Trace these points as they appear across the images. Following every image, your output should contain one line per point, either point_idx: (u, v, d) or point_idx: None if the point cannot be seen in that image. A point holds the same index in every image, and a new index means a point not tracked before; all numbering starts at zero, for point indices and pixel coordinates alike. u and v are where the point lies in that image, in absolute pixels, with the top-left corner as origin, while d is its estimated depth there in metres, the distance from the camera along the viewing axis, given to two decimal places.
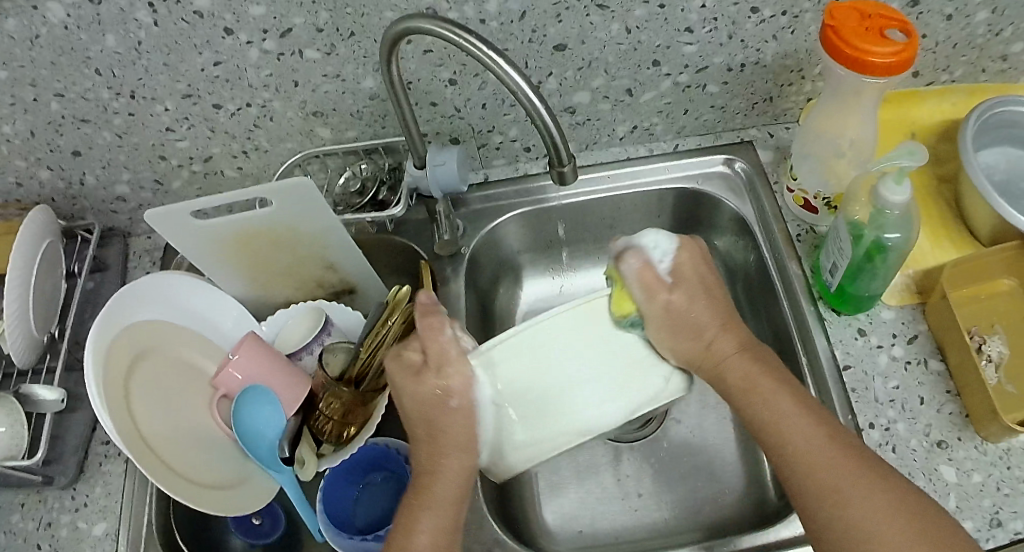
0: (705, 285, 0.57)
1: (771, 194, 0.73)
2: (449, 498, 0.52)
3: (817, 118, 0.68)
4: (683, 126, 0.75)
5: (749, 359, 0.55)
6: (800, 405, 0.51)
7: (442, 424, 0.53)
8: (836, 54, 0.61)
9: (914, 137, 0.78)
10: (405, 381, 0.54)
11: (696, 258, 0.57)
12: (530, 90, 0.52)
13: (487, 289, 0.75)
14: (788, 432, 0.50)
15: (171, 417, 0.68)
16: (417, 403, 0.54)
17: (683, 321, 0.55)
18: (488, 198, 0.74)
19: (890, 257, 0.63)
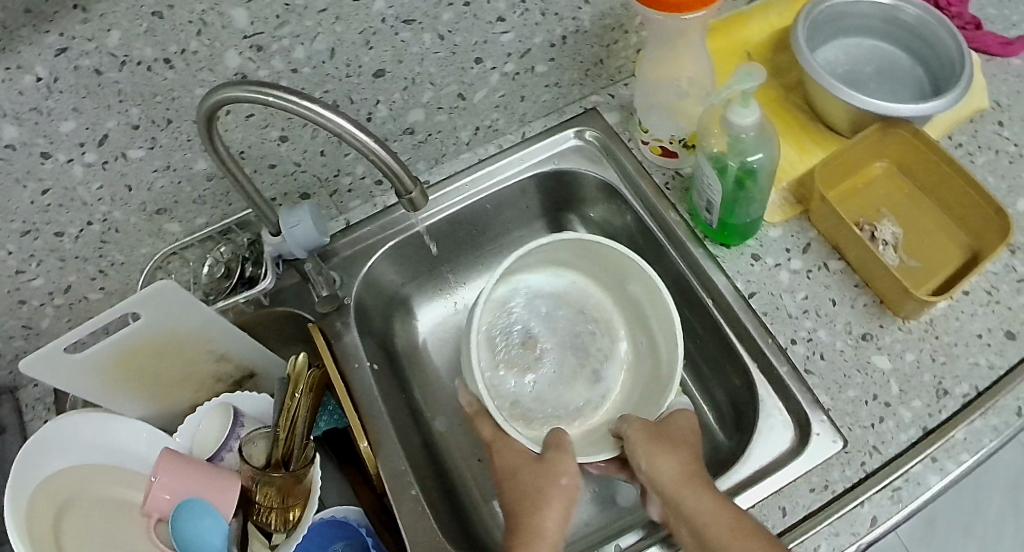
0: (681, 446, 0.61)
1: (629, 153, 0.74)
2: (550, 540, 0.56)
3: (651, 69, 0.69)
4: (524, 112, 0.76)
5: (717, 500, 0.56)
6: (748, 532, 0.53)
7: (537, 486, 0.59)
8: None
9: (750, 56, 0.80)
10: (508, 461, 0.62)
11: (678, 443, 0.62)
12: (354, 128, 0.52)
13: (382, 331, 0.75)
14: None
15: None
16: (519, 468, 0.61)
17: (662, 441, 0.62)
18: (355, 241, 0.72)
19: (760, 178, 0.65)
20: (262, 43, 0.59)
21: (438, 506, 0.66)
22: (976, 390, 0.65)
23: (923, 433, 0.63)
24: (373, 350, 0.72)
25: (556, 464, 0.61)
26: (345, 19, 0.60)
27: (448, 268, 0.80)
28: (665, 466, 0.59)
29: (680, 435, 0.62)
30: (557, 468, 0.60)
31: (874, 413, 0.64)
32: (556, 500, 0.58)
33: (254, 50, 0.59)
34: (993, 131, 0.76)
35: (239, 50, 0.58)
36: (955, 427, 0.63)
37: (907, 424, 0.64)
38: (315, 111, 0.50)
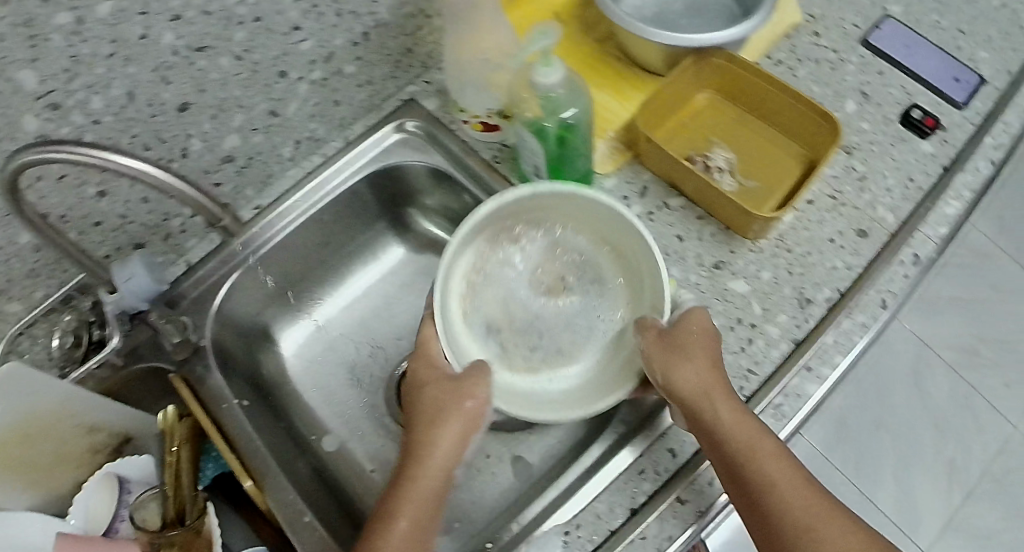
0: (709, 350, 0.60)
1: (451, 135, 0.74)
2: (431, 487, 0.58)
3: (454, 45, 0.69)
4: (342, 116, 0.78)
5: (737, 413, 0.57)
6: (772, 442, 0.57)
7: (443, 420, 0.60)
8: None
9: (560, 16, 0.79)
10: (445, 394, 0.61)
11: (704, 347, 0.60)
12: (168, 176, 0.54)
13: (250, 367, 0.75)
14: (767, 471, 0.56)
15: None
16: (433, 393, 0.62)
17: (686, 362, 0.58)
18: (199, 281, 0.72)
19: (579, 133, 0.66)
20: (58, 100, 0.56)
21: (335, 527, 0.66)
22: (838, 293, 0.67)
23: (792, 346, 0.65)
24: (240, 383, 0.72)
25: (468, 388, 0.61)
26: (137, 58, 0.59)
27: (306, 288, 0.79)
28: (706, 367, 0.59)
29: (696, 345, 0.60)
30: (466, 391, 0.61)
31: (742, 337, 0.65)
32: (461, 422, 0.60)
33: (51, 109, 0.57)
34: (810, 41, 0.78)
35: (36, 113, 0.56)
36: (823, 333, 0.65)
37: (776, 340, 0.65)
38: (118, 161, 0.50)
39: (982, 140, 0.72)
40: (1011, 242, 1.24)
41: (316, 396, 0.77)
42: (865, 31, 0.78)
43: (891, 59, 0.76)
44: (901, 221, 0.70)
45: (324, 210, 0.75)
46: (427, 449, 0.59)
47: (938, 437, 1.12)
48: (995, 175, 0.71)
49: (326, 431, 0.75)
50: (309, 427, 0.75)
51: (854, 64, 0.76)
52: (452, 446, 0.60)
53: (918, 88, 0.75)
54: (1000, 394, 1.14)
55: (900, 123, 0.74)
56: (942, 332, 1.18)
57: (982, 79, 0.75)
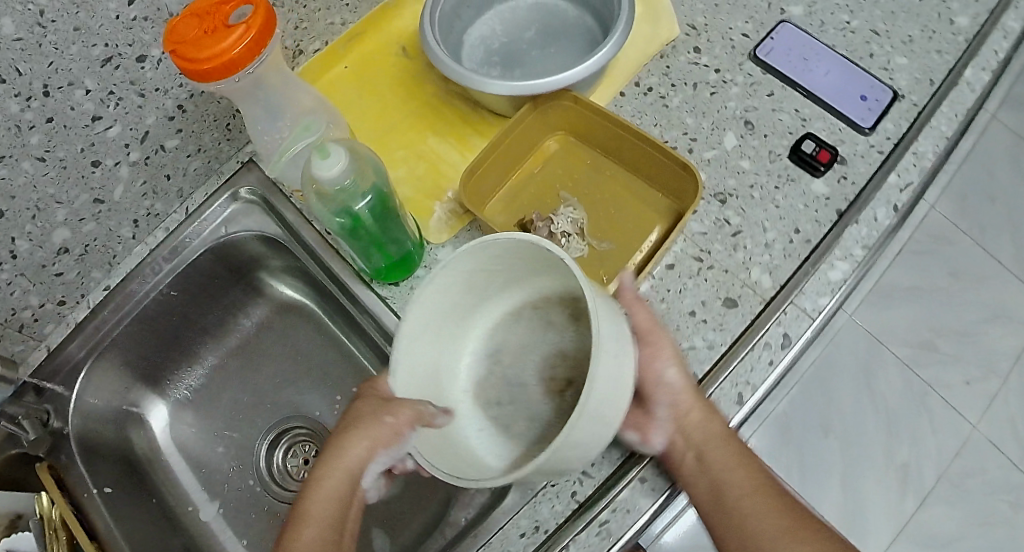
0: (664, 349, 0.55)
1: (285, 202, 0.67)
2: (331, 501, 0.49)
3: (253, 121, 0.62)
4: (180, 187, 0.72)
5: (697, 407, 0.55)
6: (734, 445, 0.55)
7: (369, 431, 0.48)
8: (200, 75, 0.54)
9: (404, 51, 0.70)
10: (372, 410, 0.49)
11: (665, 344, 0.55)
12: None
13: (118, 447, 0.73)
14: (726, 474, 0.54)
15: None
16: (369, 407, 0.50)
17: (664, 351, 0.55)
18: (62, 361, 0.70)
19: (384, 217, 0.59)
20: None
21: None
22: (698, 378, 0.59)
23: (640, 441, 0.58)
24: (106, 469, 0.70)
25: (397, 405, 0.48)
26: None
27: (168, 364, 0.76)
28: (659, 359, 0.55)
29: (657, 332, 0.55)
30: (394, 405, 0.48)
31: None
32: (381, 441, 0.48)
33: None
34: (688, 61, 0.69)
35: None
36: None
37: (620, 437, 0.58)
38: None
39: (884, 179, 0.63)
40: (974, 221, 1.09)
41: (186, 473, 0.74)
42: (757, 42, 0.69)
43: (784, 75, 0.68)
44: (778, 285, 0.61)
45: (166, 283, 0.70)
46: (341, 453, 0.49)
47: (889, 440, 0.98)
48: (895, 225, 0.62)
49: (198, 503, 0.73)
50: (185, 502, 0.73)
51: (740, 85, 0.67)
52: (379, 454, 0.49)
53: (815, 111, 0.66)
54: (958, 391, 1.02)
55: (791, 158, 0.65)
56: (895, 325, 1.03)
57: (897, 94, 0.67)
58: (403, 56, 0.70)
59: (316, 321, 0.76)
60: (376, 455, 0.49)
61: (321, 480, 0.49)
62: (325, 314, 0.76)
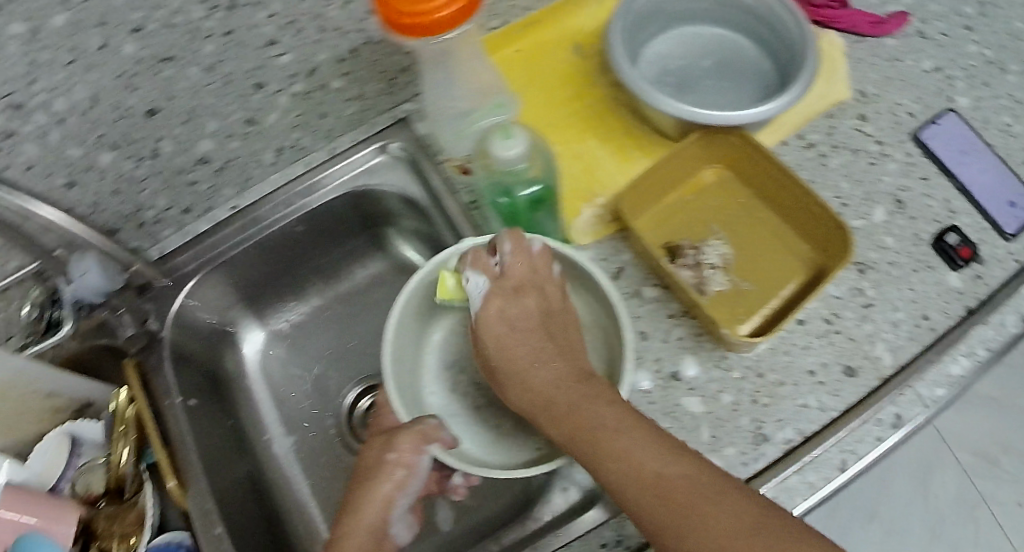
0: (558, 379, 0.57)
1: (432, 167, 0.67)
2: (364, 532, 0.59)
3: (430, 85, 0.62)
4: (330, 128, 0.70)
5: (632, 429, 0.50)
6: (651, 428, 0.51)
7: (382, 472, 0.60)
8: (398, 28, 0.54)
9: (578, 49, 0.71)
10: (373, 463, 0.61)
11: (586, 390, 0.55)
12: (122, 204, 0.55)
13: (208, 359, 0.74)
14: (611, 475, 0.49)
15: None
16: (373, 449, 0.62)
17: (575, 343, 0.61)
18: (172, 268, 0.72)
19: (545, 207, 0.60)
20: (18, 100, 0.55)
21: (255, 540, 0.65)
22: (802, 436, 0.61)
23: None
24: (192, 380, 0.71)
25: (400, 440, 0.60)
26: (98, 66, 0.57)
27: (272, 293, 0.78)
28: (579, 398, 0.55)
29: (579, 395, 0.55)
30: (433, 434, 0.60)
31: None
32: (392, 480, 0.60)
33: (11, 108, 0.55)
34: (853, 126, 0.70)
35: None
36: (772, 475, 0.59)
37: None
38: None
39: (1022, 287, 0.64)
40: None
41: (268, 401, 0.76)
42: (920, 124, 0.70)
43: (943, 164, 0.68)
44: (897, 364, 0.62)
45: (294, 219, 0.70)
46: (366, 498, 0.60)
47: (930, 539, 1.08)
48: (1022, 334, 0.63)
49: (273, 434, 0.75)
50: (262, 430, 0.74)
51: (897, 163, 0.68)
52: (388, 496, 0.60)
53: (965, 206, 0.67)
54: (1015, 513, 1.09)
55: (930, 246, 0.66)
56: (966, 432, 1.14)
57: None
58: (578, 54, 0.71)
59: None
60: (395, 494, 0.61)
61: (342, 542, 0.58)
62: None
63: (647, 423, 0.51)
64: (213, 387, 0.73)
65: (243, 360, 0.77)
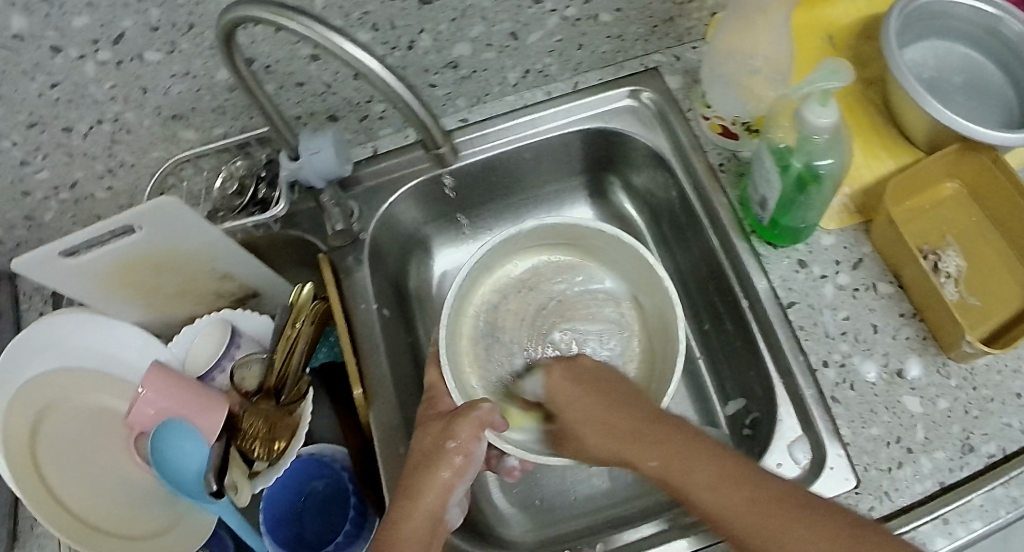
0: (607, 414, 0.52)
1: (685, 122, 0.68)
2: (424, 521, 0.50)
3: (724, 38, 0.63)
4: (580, 61, 0.69)
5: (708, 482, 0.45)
6: (705, 446, 0.46)
7: (434, 460, 0.53)
8: None
9: (832, 40, 0.72)
10: (432, 444, 0.54)
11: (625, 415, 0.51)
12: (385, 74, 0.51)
13: (398, 272, 0.71)
14: (685, 486, 0.46)
15: (94, 486, 0.66)
16: (429, 435, 0.55)
17: (600, 406, 0.52)
18: (380, 172, 0.68)
19: (824, 185, 0.59)
20: None
21: None
22: (1005, 453, 0.59)
23: (939, 488, 0.58)
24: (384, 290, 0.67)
25: (457, 426, 0.54)
26: None
27: (472, 216, 0.76)
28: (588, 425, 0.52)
29: (620, 419, 0.51)
30: (450, 430, 0.54)
31: (892, 457, 0.59)
32: (452, 468, 0.53)
33: None
34: None
35: None
36: (981, 486, 0.58)
37: (923, 476, 0.58)
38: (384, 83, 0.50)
39: None
40: None
41: None
42: None
43: None
44: None
45: (527, 146, 0.69)
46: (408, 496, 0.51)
47: None
48: None
49: None
50: None
51: None
52: (453, 485, 0.52)
53: None
54: None
55: None
56: None
57: None
58: (834, 45, 0.72)
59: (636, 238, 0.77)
60: (453, 487, 0.52)
61: (400, 525, 0.50)
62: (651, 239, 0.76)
63: (719, 453, 0.46)
64: (399, 300, 0.70)
65: (430, 278, 0.75)
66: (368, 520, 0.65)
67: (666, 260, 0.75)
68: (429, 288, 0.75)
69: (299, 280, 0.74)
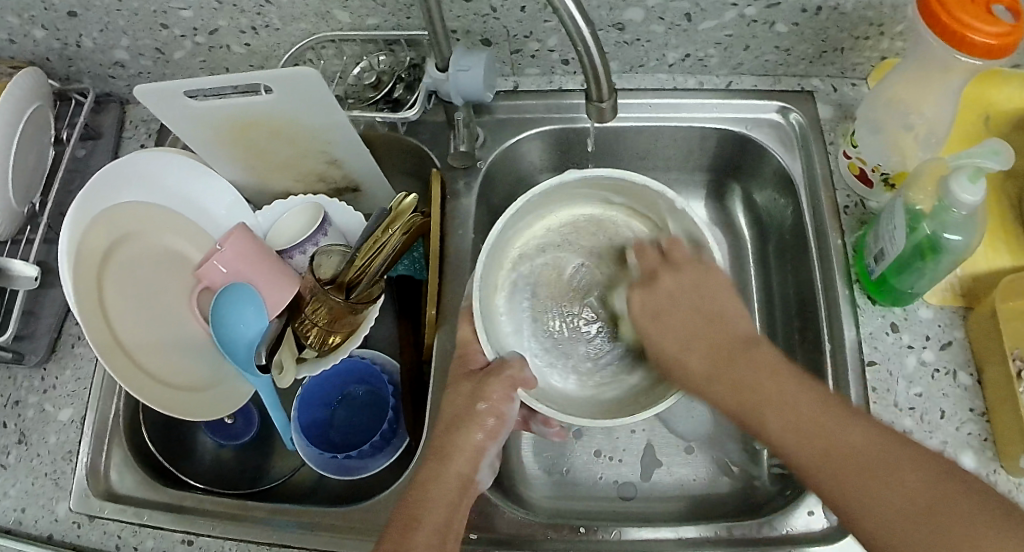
0: (673, 297, 0.57)
1: (825, 153, 0.68)
2: (451, 486, 0.50)
3: (893, 86, 0.62)
4: (740, 62, 0.69)
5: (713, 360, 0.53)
6: (812, 389, 0.50)
7: (462, 421, 0.53)
8: (930, 21, 0.55)
9: (988, 119, 0.72)
10: (462, 396, 0.55)
11: (713, 291, 0.57)
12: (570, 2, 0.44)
13: (500, 208, 0.73)
14: (773, 420, 0.49)
15: (155, 324, 0.67)
16: (462, 387, 0.56)
17: (691, 322, 0.56)
18: (513, 109, 0.70)
19: (944, 260, 0.58)
20: None
21: None
22: None
23: None
24: (480, 222, 0.68)
25: (489, 387, 0.55)
26: None
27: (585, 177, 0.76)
28: (655, 317, 0.58)
29: (678, 330, 0.56)
30: (481, 391, 0.54)
31: None
32: (484, 429, 0.53)
33: None
34: None
35: None
36: None
37: None
38: (571, 15, 0.44)
39: None
40: None
41: None
42: None
43: None
44: None
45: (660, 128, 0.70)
46: (440, 459, 0.52)
47: None
48: None
49: None
50: None
51: None
52: (480, 444, 0.53)
53: None
54: None
55: None
56: None
57: None
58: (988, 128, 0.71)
59: (740, 251, 0.77)
60: (485, 449, 0.53)
61: (429, 486, 0.50)
62: (754, 256, 0.76)
63: (846, 410, 0.48)
64: (490, 238, 0.71)
65: None
66: (394, 440, 0.65)
67: (759, 282, 0.75)
68: None
69: (400, 189, 0.74)
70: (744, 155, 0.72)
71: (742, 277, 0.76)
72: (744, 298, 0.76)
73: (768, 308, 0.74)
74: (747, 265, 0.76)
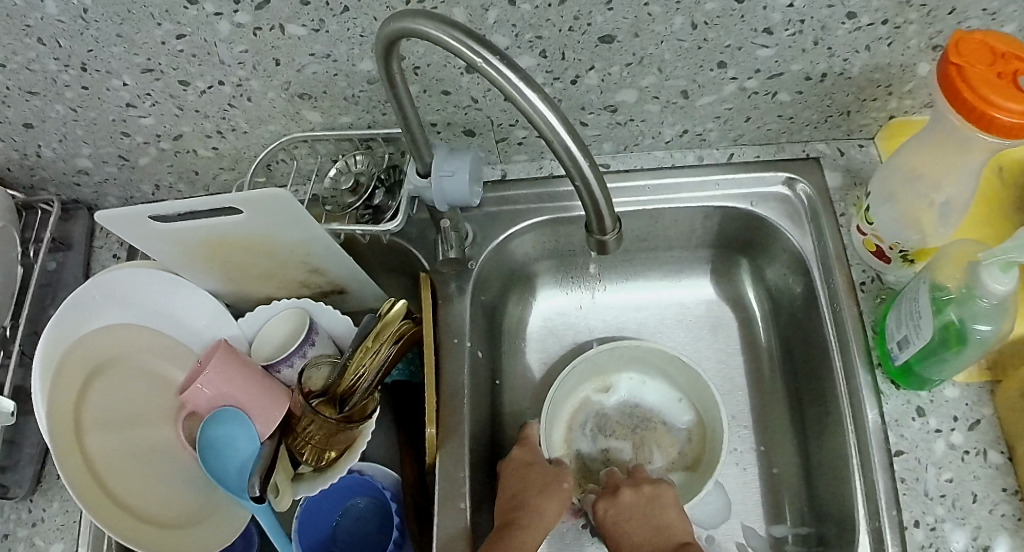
0: (653, 521, 0.59)
1: (836, 232, 0.64)
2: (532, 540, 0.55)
3: (910, 158, 0.58)
4: (741, 134, 0.65)
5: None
6: None
7: (546, 490, 0.59)
8: (952, 99, 0.49)
9: (1002, 170, 0.67)
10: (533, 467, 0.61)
11: (665, 512, 0.59)
12: (566, 126, 0.40)
13: (497, 301, 0.70)
14: None
15: (138, 457, 0.63)
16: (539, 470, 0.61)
17: (649, 516, 0.59)
18: (504, 200, 0.67)
19: (974, 350, 0.54)
20: None
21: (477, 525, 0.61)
22: None
23: None
24: (476, 322, 0.65)
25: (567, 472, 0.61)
26: None
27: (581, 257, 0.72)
28: (619, 518, 0.59)
29: (626, 530, 0.59)
30: (562, 474, 0.60)
31: None
32: (560, 497, 0.59)
33: None
34: None
35: None
36: None
37: None
38: (564, 140, 0.40)
39: None
40: None
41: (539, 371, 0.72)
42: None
43: None
44: None
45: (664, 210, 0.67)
46: (525, 516, 0.57)
47: None
48: None
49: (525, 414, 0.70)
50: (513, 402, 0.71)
51: None
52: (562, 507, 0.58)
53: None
54: None
55: None
56: None
57: None
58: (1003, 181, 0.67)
59: (752, 328, 0.73)
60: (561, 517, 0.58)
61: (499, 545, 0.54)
62: (767, 332, 0.73)
63: None
64: (488, 335, 0.68)
65: (526, 318, 0.74)
66: None
67: (774, 360, 0.72)
68: (522, 325, 0.74)
69: (391, 286, 0.72)
70: (751, 230, 0.69)
71: (756, 355, 0.73)
72: (760, 376, 0.72)
73: (786, 388, 0.70)
74: (761, 341, 0.73)
